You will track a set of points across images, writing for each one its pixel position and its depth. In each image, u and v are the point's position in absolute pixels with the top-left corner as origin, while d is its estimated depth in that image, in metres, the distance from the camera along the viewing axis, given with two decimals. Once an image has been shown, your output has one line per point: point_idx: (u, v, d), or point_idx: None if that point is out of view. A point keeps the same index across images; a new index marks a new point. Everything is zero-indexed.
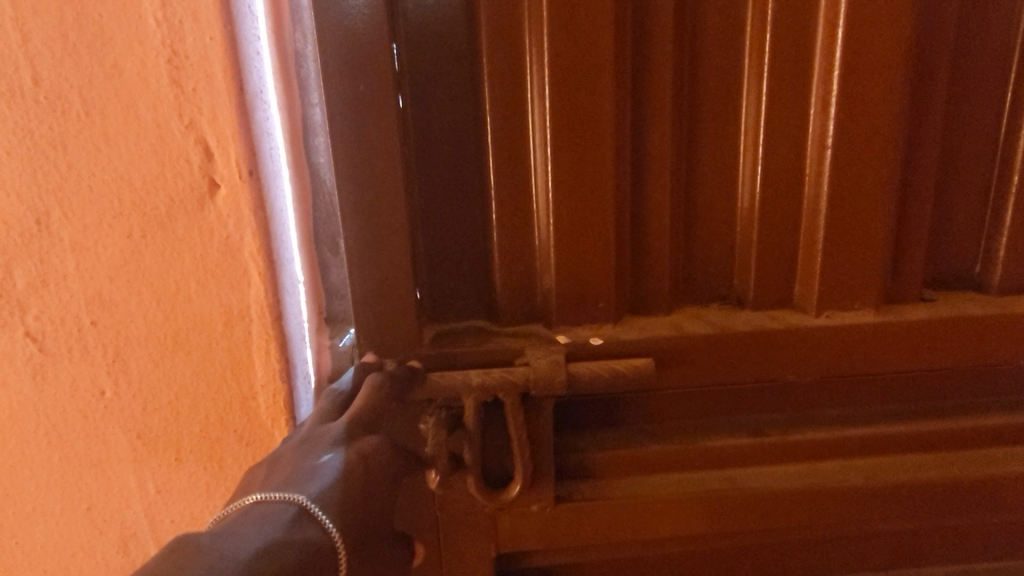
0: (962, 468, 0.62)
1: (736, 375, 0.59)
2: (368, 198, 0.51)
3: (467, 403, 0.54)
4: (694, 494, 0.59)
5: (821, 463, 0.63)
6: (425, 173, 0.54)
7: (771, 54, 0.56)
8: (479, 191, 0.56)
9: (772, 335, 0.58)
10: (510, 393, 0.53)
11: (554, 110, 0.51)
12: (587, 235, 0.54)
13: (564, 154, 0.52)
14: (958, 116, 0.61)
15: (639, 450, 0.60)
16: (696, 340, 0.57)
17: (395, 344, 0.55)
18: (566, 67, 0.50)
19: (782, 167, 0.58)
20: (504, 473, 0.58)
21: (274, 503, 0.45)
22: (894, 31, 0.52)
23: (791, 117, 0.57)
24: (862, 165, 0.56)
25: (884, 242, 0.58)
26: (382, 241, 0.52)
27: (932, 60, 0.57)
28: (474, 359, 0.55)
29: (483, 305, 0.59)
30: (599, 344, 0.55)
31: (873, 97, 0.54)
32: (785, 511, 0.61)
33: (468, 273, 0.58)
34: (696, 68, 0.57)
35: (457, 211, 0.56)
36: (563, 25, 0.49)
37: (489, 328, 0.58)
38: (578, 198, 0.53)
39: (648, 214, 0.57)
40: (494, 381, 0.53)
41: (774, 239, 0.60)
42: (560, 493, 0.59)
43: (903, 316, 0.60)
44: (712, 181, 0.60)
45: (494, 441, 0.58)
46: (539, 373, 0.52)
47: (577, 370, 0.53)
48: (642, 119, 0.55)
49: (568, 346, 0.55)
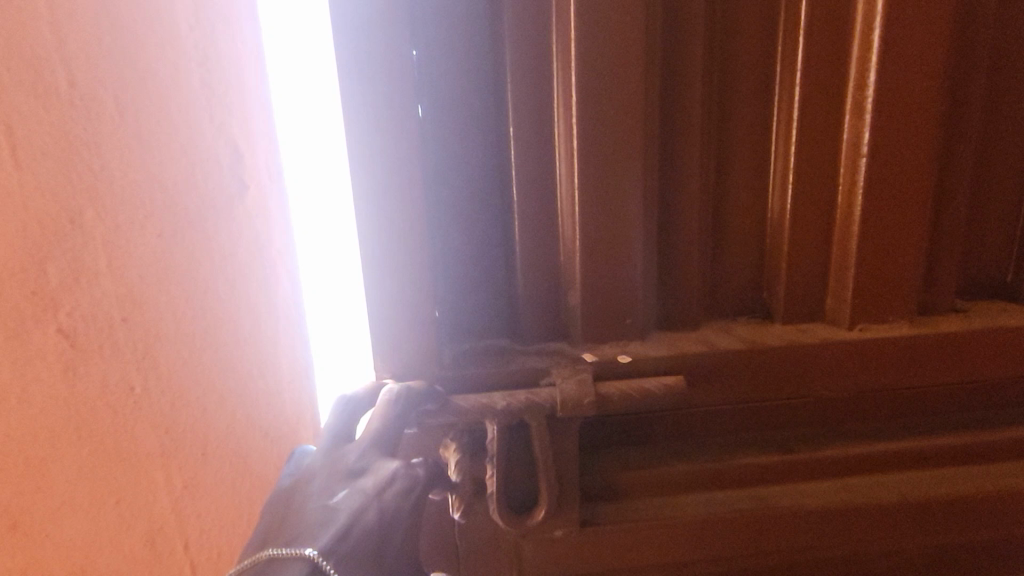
0: (999, 482, 0.61)
1: (768, 390, 0.58)
2: (390, 207, 0.50)
3: (490, 425, 0.52)
4: (725, 514, 0.57)
5: (854, 479, 0.61)
6: (446, 185, 0.54)
7: (809, 60, 0.54)
8: (500, 201, 0.55)
9: (804, 350, 0.57)
10: (536, 414, 0.51)
11: (582, 118, 0.50)
12: (615, 245, 0.53)
13: (591, 163, 0.51)
14: (996, 124, 0.59)
15: (667, 468, 0.58)
16: (728, 356, 0.56)
17: (414, 369, 0.54)
18: (594, 75, 0.49)
19: (815, 177, 0.57)
20: (529, 499, 0.55)
21: (282, 561, 0.43)
22: (932, 39, 0.52)
23: (826, 126, 0.56)
24: (897, 176, 0.55)
25: (920, 251, 0.57)
26: (403, 261, 0.51)
27: (971, 67, 0.56)
28: (499, 382, 0.54)
29: (506, 322, 0.59)
30: (628, 362, 0.54)
31: (908, 105, 0.53)
32: (817, 530, 0.59)
33: (490, 290, 0.58)
34: (724, 78, 0.56)
35: (482, 223, 0.56)
36: (592, 32, 0.48)
37: (512, 348, 0.58)
38: (607, 206, 0.52)
39: (676, 224, 0.56)
40: (520, 404, 0.51)
41: (806, 251, 0.59)
42: (585, 517, 0.57)
43: (936, 330, 0.59)
44: (739, 193, 0.59)
45: (516, 464, 0.54)
46: (566, 395, 0.50)
47: (606, 392, 0.51)
48: (672, 127, 0.54)
49: (596, 365, 0.54)
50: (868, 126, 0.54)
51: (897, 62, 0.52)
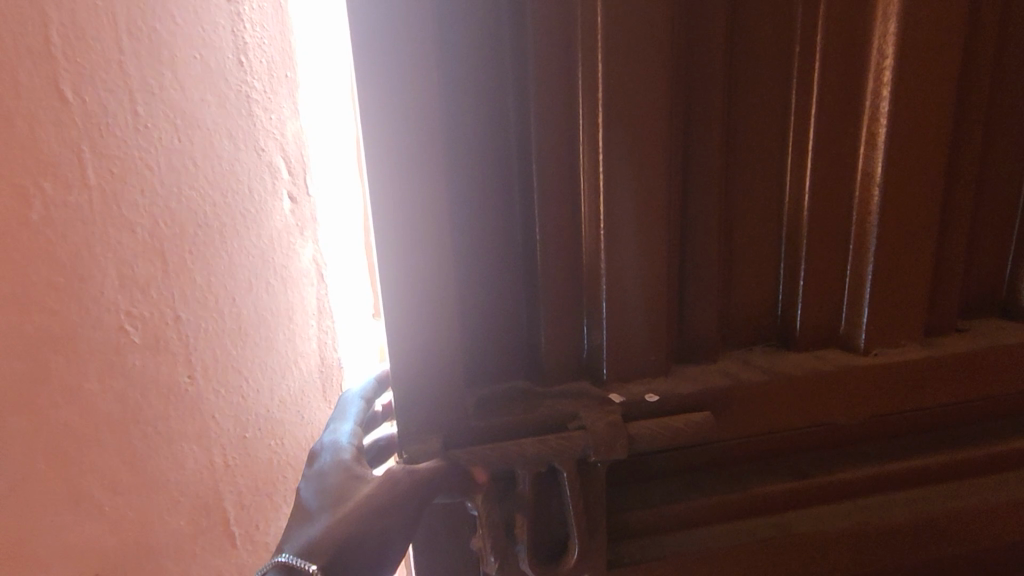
0: (987, 496, 0.67)
1: (787, 418, 0.62)
2: (434, 257, 0.51)
3: (524, 475, 0.54)
4: (747, 546, 0.61)
5: (863, 500, 0.66)
6: (477, 225, 0.56)
7: (819, 108, 0.59)
8: (525, 238, 0.57)
9: (823, 380, 0.62)
10: (568, 459, 0.53)
11: (610, 161, 0.54)
12: (639, 275, 0.57)
13: (619, 198, 0.54)
14: (991, 158, 0.65)
15: (688, 503, 0.60)
16: (750, 386, 0.60)
17: (442, 424, 0.55)
18: (624, 120, 0.53)
19: (830, 213, 0.61)
20: (556, 549, 0.58)
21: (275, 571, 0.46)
22: (932, 91, 0.57)
23: (838, 167, 0.61)
24: (909, 205, 0.60)
25: (927, 275, 0.62)
26: (434, 318, 0.52)
27: (968, 110, 0.62)
28: (524, 428, 0.55)
29: (525, 366, 0.61)
30: (656, 401, 0.58)
31: (913, 146, 0.58)
32: (832, 554, 0.64)
33: (511, 332, 0.59)
34: (741, 120, 0.59)
35: (510, 259, 0.57)
36: (620, 80, 0.52)
37: (533, 391, 0.60)
38: (634, 239, 0.56)
39: (696, 255, 0.60)
40: (552, 449, 0.53)
41: (822, 281, 0.63)
42: (611, 557, 0.59)
43: (943, 351, 0.64)
44: (755, 227, 0.62)
45: (549, 511, 0.58)
46: (598, 437, 0.53)
47: (634, 432, 0.54)
48: (690, 164, 0.58)
49: (623, 406, 0.57)
50: (881, 156, 0.58)
51: (903, 100, 0.57)
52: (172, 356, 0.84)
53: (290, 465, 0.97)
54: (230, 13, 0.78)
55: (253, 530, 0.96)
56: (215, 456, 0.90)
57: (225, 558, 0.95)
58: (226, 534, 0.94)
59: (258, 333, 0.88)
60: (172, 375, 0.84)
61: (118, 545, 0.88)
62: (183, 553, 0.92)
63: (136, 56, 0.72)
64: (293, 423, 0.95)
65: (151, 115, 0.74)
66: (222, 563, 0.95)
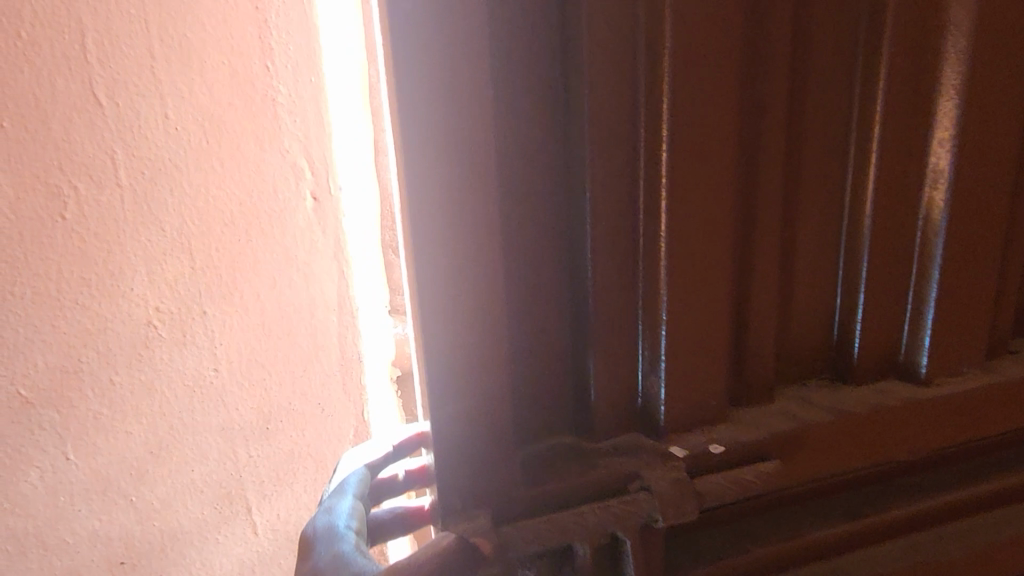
0: None
1: (850, 458, 0.60)
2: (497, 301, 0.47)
3: (582, 546, 0.50)
4: None
5: (921, 537, 0.64)
6: (530, 266, 0.51)
7: (886, 120, 0.57)
8: (580, 274, 0.52)
9: (891, 413, 0.61)
10: (629, 525, 0.50)
11: (684, 184, 0.50)
12: (707, 304, 0.54)
13: (691, 226, 0.52)
14: None
15: (745, 555, 0.57)
16: (817, 427, 0.58)
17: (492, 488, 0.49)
18: (700, 144, 0.50)
19: (893, 223, 0.60)
20: None
21: None
22: (991, 103, 0.57)
23: (900, 178, 0.59)
24: (975, 222, 0.60)
25: (984, 284, 0.62)
26: (487, 371, 0.48)
27: None
28: (581, 492, 0.51)
29: (570, 420, 0.56)
30: (722, 452, 0.55)
31: (973, 158, 0.58)
32: None
33: (558, 381, 0.55)
34: (805, 142, 0.57)
35: (564, 299, 0.53)
36: (698, 95, 0.49)
37: (582, 447, 0.55)
38: (703, 269, 0.53)
39: (757, 281, 0.58)
40: (609, 515, 0.49)
41: (882, 294, 0.62)
42: None
43: (1004, 376, 0.65)
44: (814, 252, 0.61)
45: None
46: (666, 498, 0.50)
47: (702, 488, 0.52)
48: (755, 189, 0.56)
49: (689, 461, 0.53)
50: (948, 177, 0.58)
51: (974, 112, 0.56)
52: (198, 351, 0.87)
53: (311, 456, 0.98)
54: (256, 22, 0.81)
55: (274, 519, 0.98)
56: (237, 446, 0.92)
57: (247, 545, 0.98)
58: (248, 524, 0.97)
59: (279, 324, 0.90)
60: (199, 369, 0.87)
61: (143, 537, 0.90)
62: (207, 542, 0.95)
63: (167, 66, 0.77)
64: (314, 414, 0.96)
65: (180, 117, 0.79)
66: (245, 554, 0.98)
